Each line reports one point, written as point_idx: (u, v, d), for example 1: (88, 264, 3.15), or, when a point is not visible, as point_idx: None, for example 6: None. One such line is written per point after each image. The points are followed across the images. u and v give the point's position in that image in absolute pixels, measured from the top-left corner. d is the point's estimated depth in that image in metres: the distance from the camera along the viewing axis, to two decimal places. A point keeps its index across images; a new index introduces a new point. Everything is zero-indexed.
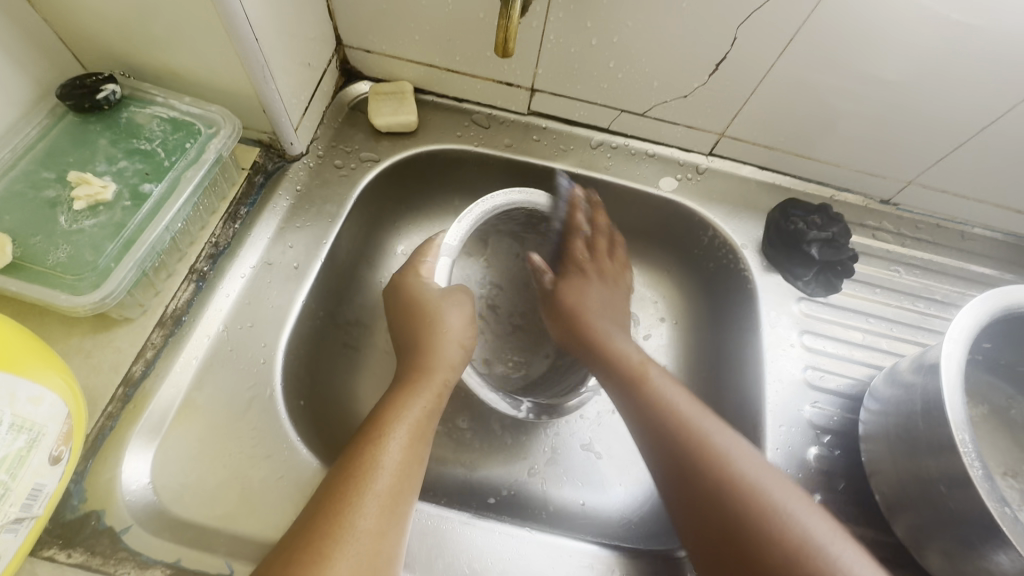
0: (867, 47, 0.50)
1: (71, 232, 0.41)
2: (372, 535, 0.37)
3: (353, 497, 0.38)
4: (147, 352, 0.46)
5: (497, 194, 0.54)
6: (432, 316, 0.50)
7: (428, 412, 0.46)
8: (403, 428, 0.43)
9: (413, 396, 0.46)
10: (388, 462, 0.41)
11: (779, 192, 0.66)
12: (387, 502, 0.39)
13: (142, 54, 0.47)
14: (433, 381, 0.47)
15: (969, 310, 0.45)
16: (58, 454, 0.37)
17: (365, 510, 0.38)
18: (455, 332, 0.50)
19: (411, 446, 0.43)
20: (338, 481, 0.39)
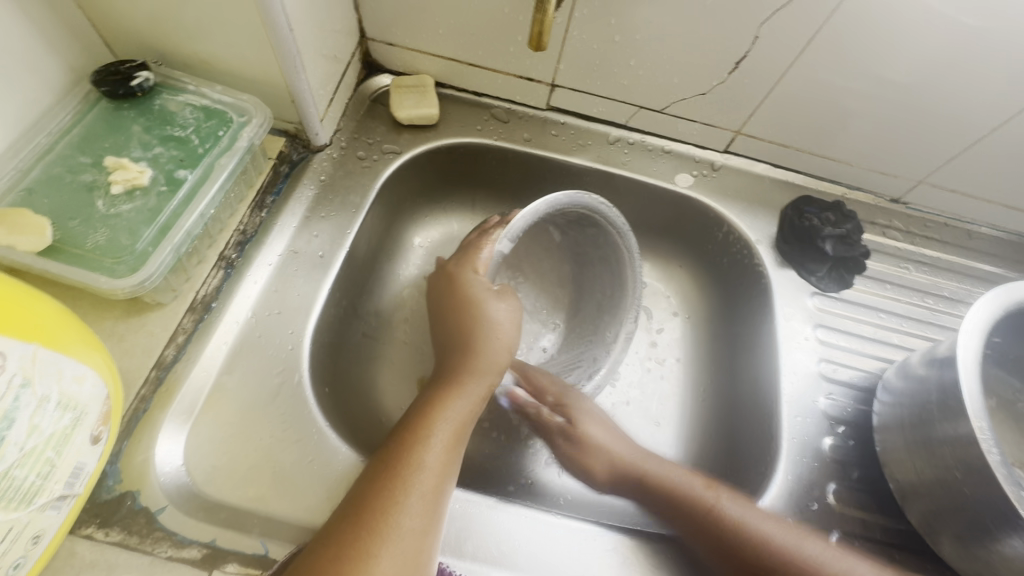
0: (886, 47, 0.51)
1: (109, 216, 0.42)
2: (416, 535, 0.38)
3: (398, 496, 0.39)
4: (178, 336, 0.47)
5: (563, 194, 0.50)
6: (483, 314, 0.51)
7: (470, 416, 0.47)
8: (445, 430, 0.44)
9: (457, 397, 0.47)
10: (429, 463, 0.42)
11: (792, 190, 0.68)
12: (430, 503, 0.40)
13: (175, 42, 0.48)
14: (478, 384, 0.48)
15: (983, 304, 0.47)
16: (98, 433, 0.38)
17: (409, 510, 0.39)
18: (505, 335, 0.51)
19: (450, 448, 0.44)
20: (383, 478, 0.40)
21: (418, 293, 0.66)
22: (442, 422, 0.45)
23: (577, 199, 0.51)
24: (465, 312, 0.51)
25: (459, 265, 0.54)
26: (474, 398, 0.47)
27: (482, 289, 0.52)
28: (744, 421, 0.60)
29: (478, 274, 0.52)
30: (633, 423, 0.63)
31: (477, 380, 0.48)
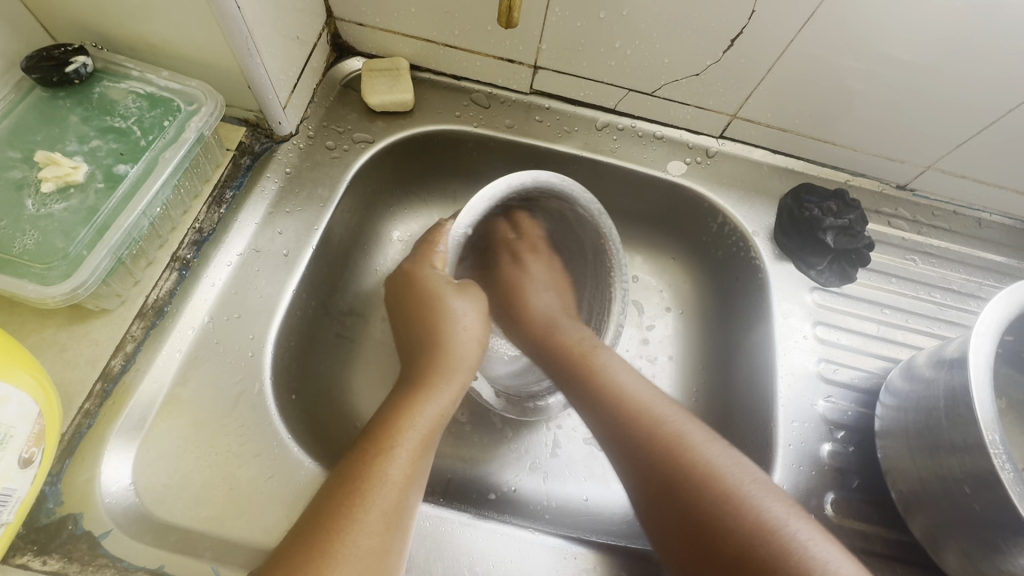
0: (893, 20, 0.47)
1: (39, 216, 0.38)
2: (372, 555, 0.35)
3: (355, 513, 0.36)
4: (127, 345, 0.43)
5: (525, 176, 0.46)
6: (447, 312, 0.48)
7: (439, 422, 0.43)
8: (411, 439, 0.41)
9: (425, 402, 0.43)
10: (393, 475, 0.38)
11: (791, 177, 0.64)
12: (390, 519, 0.37)
13: (115, 24, 0.44)
14: (449, 386, 0.45)
15: (998, 302, 0.43)
16: (29, 456, 0.34)
17: (367, 527, 0.36)
18: (474, 331, 0.49)
19: (417, 458, 0.40)
20: (339, 494, 0.37)
21: None
22: (408, 431, 0.41)
23: (540, 181, 0.47)
24: (430, 307, 0.49)
25: (415, 263, 0.50)
26: (443, 404, 0.44)
27: (443, 284, 0.49)
28: (739, 426, 0.57)
29: (436, 269, 0.49)
30: None
31: (448, 383, 0.45)
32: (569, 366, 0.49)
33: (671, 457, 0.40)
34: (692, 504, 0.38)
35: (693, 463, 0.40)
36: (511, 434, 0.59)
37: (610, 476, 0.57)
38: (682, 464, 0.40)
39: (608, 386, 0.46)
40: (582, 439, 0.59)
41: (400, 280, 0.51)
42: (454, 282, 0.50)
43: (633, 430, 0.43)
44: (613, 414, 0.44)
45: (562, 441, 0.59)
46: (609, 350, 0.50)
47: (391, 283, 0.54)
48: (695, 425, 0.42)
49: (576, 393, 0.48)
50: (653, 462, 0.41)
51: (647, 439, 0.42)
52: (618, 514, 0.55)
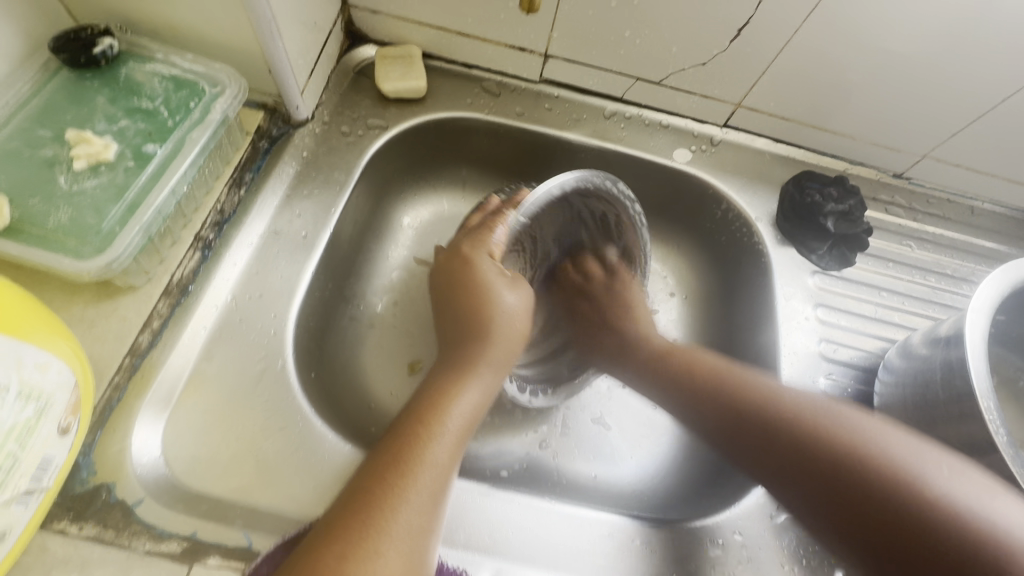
0: (894, 12, 0.48)
1: (72, 193, 0.39)
2: (419, 531, 0.37)
3: (405, 491, 0.38)
4: (153, 321, 0.44)
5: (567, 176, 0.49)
6: (498, 302, 0.49)
7: (479, 409, 0.45)
8: (454, 425, 0.42)
9: (467, 389, 0.45)
10: (438, 458, 0.40)
11: (792, 165, 0.66)
12: (435, 498, 0.39)
13: (139, 7, 0.44)
14: (489, 376, 0.46)
15: (992, 280, 0.45)
16: (67, 424, 0.36)
17: (416, 506, 0.37)
18: (520, 324, 0.49)
19: (458, 442, 0.42)
20: (389, 471, 0.38)
21: (408, 276, 0.64)
22: (451, 417, 0.43)
23: (588, 178, 0.50)
24: (479, 296, 0.49)
25: (473, 248, 0.50)
26: (484, 391, 0.46)
27: (495, 274, 0.49)
28: None
29: (492, 260, 0.50)
30: (628, 406, 0.62)
31: (490, 371, 0.46)
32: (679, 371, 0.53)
33: (797, 430, 0.44)
34: (825, 467, 0.41)
35: (829, 438, 0.42)
36: (522, 414, 0.60)
37: (618, 454, 0.59)
38: (800, 429, 0.44)
39: (730, 382, 0.49)
40: (591, 419, 0.61)
41: (453, 261, 0.51)
42: (508, 275, 0.51)
43: (766, 422, 0.46)
44: (720, 409, 0.49)
45: (572, 420, 0.61)
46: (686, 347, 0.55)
47: (436, 265, 0.53)
48: (830, 421, 0.44)
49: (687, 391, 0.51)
50: (779, 435, 0.45)
51: (790, 429, 0.44)
52: (627, 489, 0.57)
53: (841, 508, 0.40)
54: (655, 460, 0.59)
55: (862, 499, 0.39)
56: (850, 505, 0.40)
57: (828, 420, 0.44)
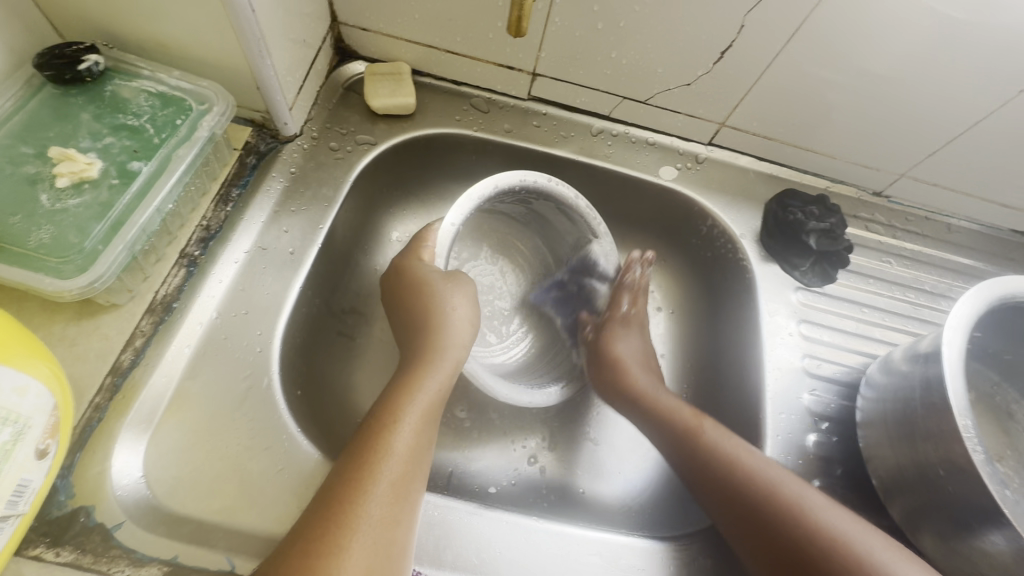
0: (870, 37, 0.50)
1: (54, 212, 0.39)
2: (385, 522, 0.37)
3: (367, 486, 0.38)
4: (136, 340, 0.44)
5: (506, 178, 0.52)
6: (440, 295, 0.49)
7: (437, 398, 0.45)
8: (412, 416, 0.43)
9: (422, 378, 0.45)
10: (397, 449, 0.40)
11: (776, 183, 0.67)
12: (399, 489, 0.39)
13: (126, 24, 0.44)
14: (441, 363, 0.47)
15: (968, 299, 0.46)
16: (44, 447, 0.35)
17: (377, 497, 0.38)
18: (465, 315, 0.50)
19: (420, 431, 0.43)
20: (351, 467, 0.39)
21: None
22: (408, 407, 0.43)
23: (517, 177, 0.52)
24: (420, 294, 0.50)
25: (407, 257, 0.52)
26: (440, 378, 0.46)
27: (433, 274, 0.50)
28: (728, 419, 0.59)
29: (425, 262, 0.51)
30: (616, 421, 0.62)
31: (440, 359, 0.47)
32: (674, 430, 0.51)
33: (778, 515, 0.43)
34: (768, 519, 0.43)
35: (732, 463, 0.47)
36: (510, 430, 0.60)
37: (606, 469, 0.59)
38: (757, 495, 0.45)
39: (720, 451, 0.48)
40: (579, 434, 0.61)
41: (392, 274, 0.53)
42: (443, 272, 0.51)
43: (706, 457, 0.48)
44: (686, 451, 0.49)
45: (560, 435, 0.61)
46: (710, 419, 0.51)
47: (385, 273, 0.56)
48: (758, 456, 0.47)
49: (684, 452, 0.50)
50: (740, 500, 0.45)
51: (717, 460, 0.47)
52: (615, 506, 0.57)
53: (784, 553, 0.42)
54: (644, 476, 0.59)
55: (797, 552, 0.41)
56: (790, 560, 0.42)
57: (773, 480, 0.45)
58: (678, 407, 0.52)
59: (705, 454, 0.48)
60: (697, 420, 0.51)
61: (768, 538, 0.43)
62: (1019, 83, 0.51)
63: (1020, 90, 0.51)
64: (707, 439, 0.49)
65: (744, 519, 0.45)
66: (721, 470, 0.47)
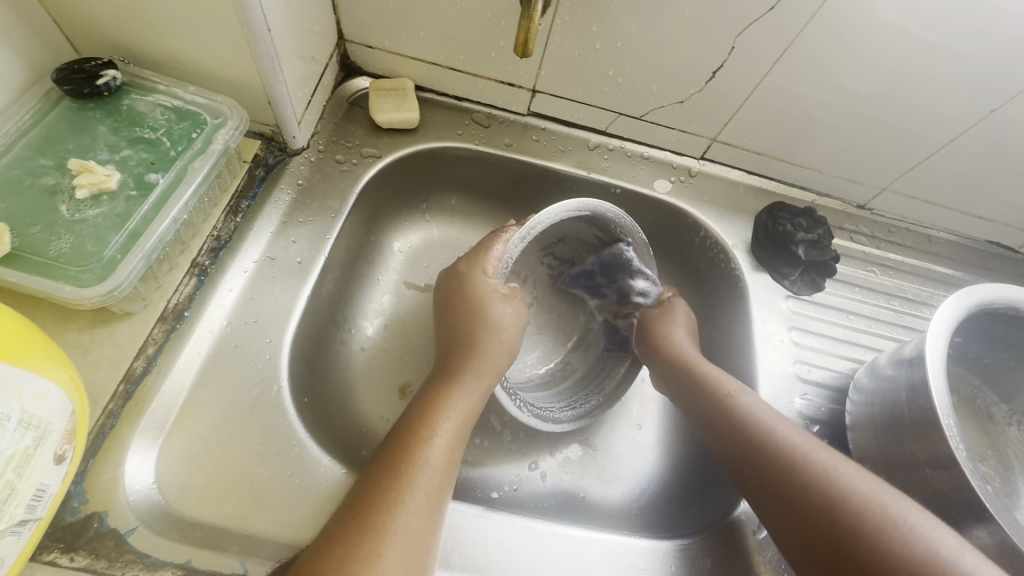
0: (854, 59, 0.53)
1: (74, 222, 0.40)
2: (419, 532, 0.38)
3: (402, 495, 0.39)
4: (148, 348, 0.45)
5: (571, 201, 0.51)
6: (489, 316, 0.51)
7: (469, 416, 0.46)
8: (447, 430, 0.44)
9: (456, 396, 0.47)
10: (432, 462, 0.42)
11: (765, 196, 0.70)
12: (433, 501, 0.40)
13: (144, 40, 0.46)
14: (477, 383, 0.48)
15: (948, 306, 0.49)
16: (62, 453, 0.35)
17: (414, 508, 0.39)
18: (506, 339, 0.52)
19: (453, 447, 0.44)
20: (385, 476, 0.40)
21: (399, 301, 0.66)
22: (443, 422, 0.44)
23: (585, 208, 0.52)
24: (473, 310, 0.52)
25: (469, 266, 0.53)
26: (473, 398, 0.47)
27: (491, 289, 0.52)
28: None
29: (488, 276, 0.52)
30: (615, 427, 0.64)
31: (475, 380, 0.48)
32: (668, 364, 0.57)
33: (776, 455, 0.46)
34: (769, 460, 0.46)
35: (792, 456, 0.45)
36: (512, 436, 0.61)
37: (605, 474, 0.61)
38: (804, 473, 0.44)
39: (711, 387, 0.53)
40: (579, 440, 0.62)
41: (449, 280, 0.54)
42: (501, 291, 0.53)
43: (724, 427, 0.50)
44: (716, 433, 0.51)
45: (561, 442, 0.62)
46: (705, 360, 0.56)
47: (437, 280, 0.58)
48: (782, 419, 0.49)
49: (676, 385, 0.56)
50: (737, 449, 0.48)
51: (749, 440, 0.48)
52: (614, 510, 0.58)
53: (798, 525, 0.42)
54: (642, 480, 0.61)
55: (806, 519, 0.42)
56: (804, 528, 0.42)
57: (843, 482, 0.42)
58: (724, 380, 0.53)
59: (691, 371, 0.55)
60: (687, 353, 0.57)
61: (762, 477, 0.46)
62: (990, 103, 0.54)
63: (992, 109, 0.55)
64: (693, 365, 0.55)
65: (763, 467, 0.46)
66: (757, 450, 0.47)
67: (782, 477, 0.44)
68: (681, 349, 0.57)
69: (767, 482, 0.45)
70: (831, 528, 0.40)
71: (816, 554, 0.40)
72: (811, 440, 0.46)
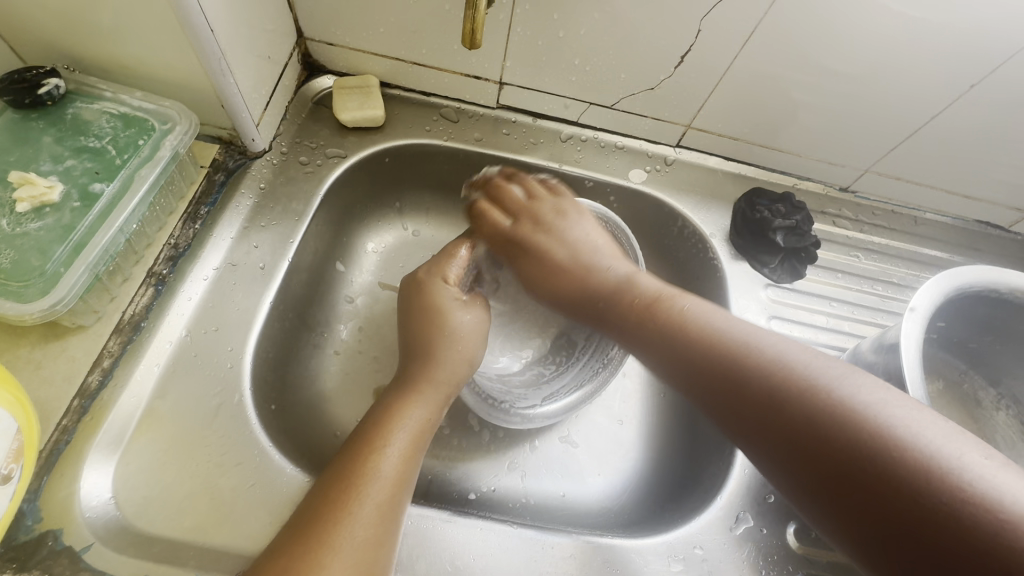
0: (823, 38, 0.51)
1: (15, 236, 0.39)
2: (367, 545, 0.37)
3: (351, 507, 0.38)
4: (104, 360, 0.44)
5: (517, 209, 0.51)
6: (449, 324, 0.51)
7: (426, 425, 0.45)
8: (401, 440, 0.43)
9: (415, 405, 0.46)
10: (384, 473, 0.40)
11: (744, 182, 0.68)
12: (384, 513, 0.39)
13: (87, 47, 0.45)
14: (436, 391, 0.47)
15: (925, 290, 0.47)
16: (7, 472, 0.35)
17: (362, 519, 0.37)
18: (467, 346, 0.51)
19: (409, 457, 0.42)
20: (334, 489, 0.39)
21: (372, 302, 0.65)
22: (400, 431, 0.43)
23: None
24: (434, 321, 0.51)
25: (430, 273, 0.54)
26: (432, 408, 0.46)
27: (452, 300, 0.52)
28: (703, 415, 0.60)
29: (449, 287, 0.53)
30: (596, 424, 0.63)
31: (435, 389, 0.47)
32: (635, 306, 0.48)
33: (808, 402, 0.35)
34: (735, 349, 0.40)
35: (822, 409, 0.34)
36: (489, 436, 0.60)
37: (585, 472, 0.60)
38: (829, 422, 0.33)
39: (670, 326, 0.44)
40: (558, 438, 0.61)
41: (409, 292, 0.54)
42: (463, 298, 0.53)
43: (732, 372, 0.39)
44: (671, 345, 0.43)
45: (539, 440, 0.61)
46: (683, 295, 0.47)
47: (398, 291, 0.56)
48: (860, 376, 0.35)
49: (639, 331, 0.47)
50: (734, 386, 0.38)
51: (758, 379, 0.37)
52: (594, 508, 0.57)
53: (796, 447, 0.34)
54: (623, 477, 0.60)
55: (810, 425, 0.34)
56: (805, 443, 0.34)
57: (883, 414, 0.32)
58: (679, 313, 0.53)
59: (661, 322, 0.45)
60: (668, 293, 0.47)
61: (785, 416, 0.35)
62: (969, 78, 0.52)
63: (971, 84, 0.53)
64: (668, 309, 0.46)
65: (737, 370, 0.39)
66: (764, 394, 0.37)
67: (746, 372, 0.38)
68: (653, 289, 0.48)
69: (765, 432, 0.36)
70: (867, 465, 0.31)
71: (841, 489, 0.32)
72: (805, 347, 0.39)
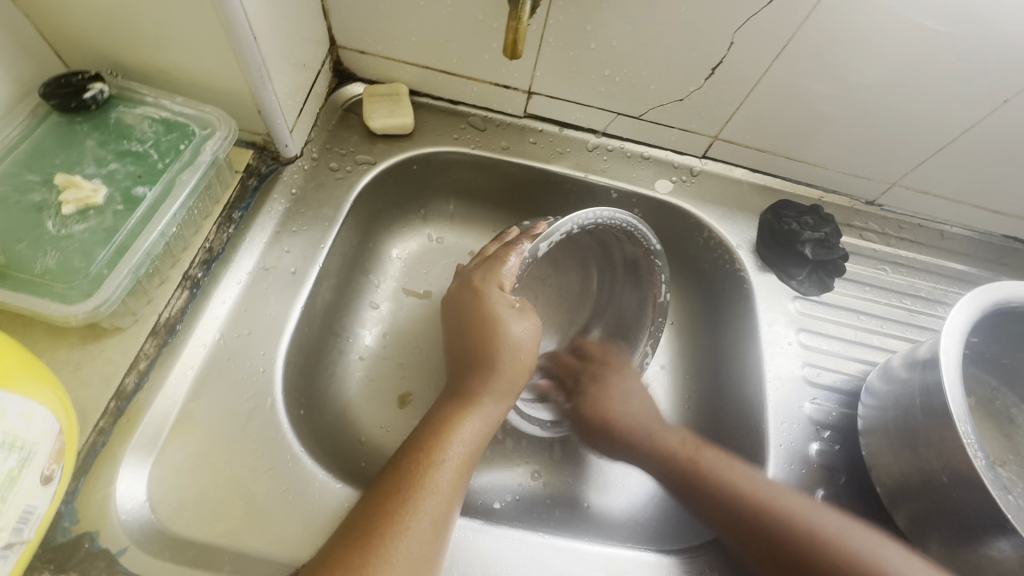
0: (856, 52, 0.51)
1: (60, 237, 0.39)
2: (419, 560, 0.37)
3: (406, 518, 0.38)
4: (140, 363, 0.44)
5: (592, 212, 0.49)
6: (506, 336, 0.49)
7: (481, 438, 0.46)
8: (457, 453, 0.43)
9: (471, 418, 0.46)
10: (440, 486, 0.41)
11: (769, 194, 0.68)
12: (437, 527, 0.39)
13: (131, 53, 0.45)
14: (494, 403, 0.47)
15: (962, 305, 0.47)
16: (50, 473, 0.35)
17: (416, 534, 0.38)
18: (527, 356, 0.50)
19: (461, 472, 0.43)
20: (390, 500, 0.39)
21: (396, 308, 0.65)
22: (455, 445, 0.44)
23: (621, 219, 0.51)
24: (489, 332, 0.49)
25: (484, 280, 0.51)
26: (487, 420, 0.47)
27: (504, 307, 0.50)
28: (730, 427, 0.59)
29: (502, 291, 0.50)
30: None
31: (493, 402, 0.47)
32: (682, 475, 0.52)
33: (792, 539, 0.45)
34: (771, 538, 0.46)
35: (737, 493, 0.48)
36: (513, 445, 0.60)
37: (610, 483, 0.59)
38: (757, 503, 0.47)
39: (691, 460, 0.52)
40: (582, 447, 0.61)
41: (460, 292, 0.52)
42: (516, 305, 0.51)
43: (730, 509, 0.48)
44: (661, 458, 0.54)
45: (564, 450, 0.60)
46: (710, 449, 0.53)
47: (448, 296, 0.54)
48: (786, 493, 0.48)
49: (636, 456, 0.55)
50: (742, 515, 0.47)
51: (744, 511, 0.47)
52: (621, 519, 0.57)
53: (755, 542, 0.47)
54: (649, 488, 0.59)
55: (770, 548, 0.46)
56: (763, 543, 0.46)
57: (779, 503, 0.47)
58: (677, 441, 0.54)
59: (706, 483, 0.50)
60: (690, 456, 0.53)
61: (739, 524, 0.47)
62: (1003, 93, 0.52)
63: (1005, 99, 0.53)
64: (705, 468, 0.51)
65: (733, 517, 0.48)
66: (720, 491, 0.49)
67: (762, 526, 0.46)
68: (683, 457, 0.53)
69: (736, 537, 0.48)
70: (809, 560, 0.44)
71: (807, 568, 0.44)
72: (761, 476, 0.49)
